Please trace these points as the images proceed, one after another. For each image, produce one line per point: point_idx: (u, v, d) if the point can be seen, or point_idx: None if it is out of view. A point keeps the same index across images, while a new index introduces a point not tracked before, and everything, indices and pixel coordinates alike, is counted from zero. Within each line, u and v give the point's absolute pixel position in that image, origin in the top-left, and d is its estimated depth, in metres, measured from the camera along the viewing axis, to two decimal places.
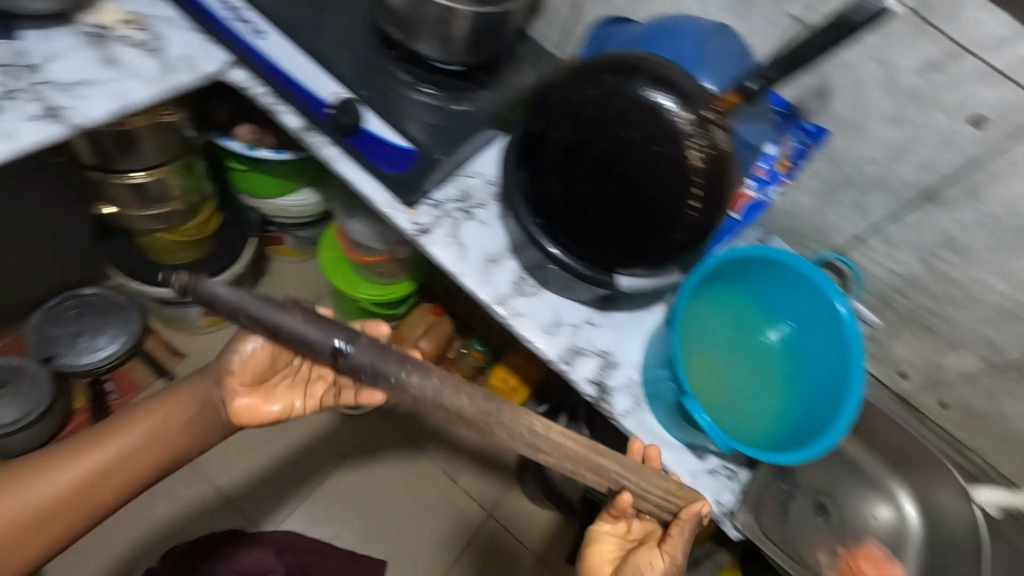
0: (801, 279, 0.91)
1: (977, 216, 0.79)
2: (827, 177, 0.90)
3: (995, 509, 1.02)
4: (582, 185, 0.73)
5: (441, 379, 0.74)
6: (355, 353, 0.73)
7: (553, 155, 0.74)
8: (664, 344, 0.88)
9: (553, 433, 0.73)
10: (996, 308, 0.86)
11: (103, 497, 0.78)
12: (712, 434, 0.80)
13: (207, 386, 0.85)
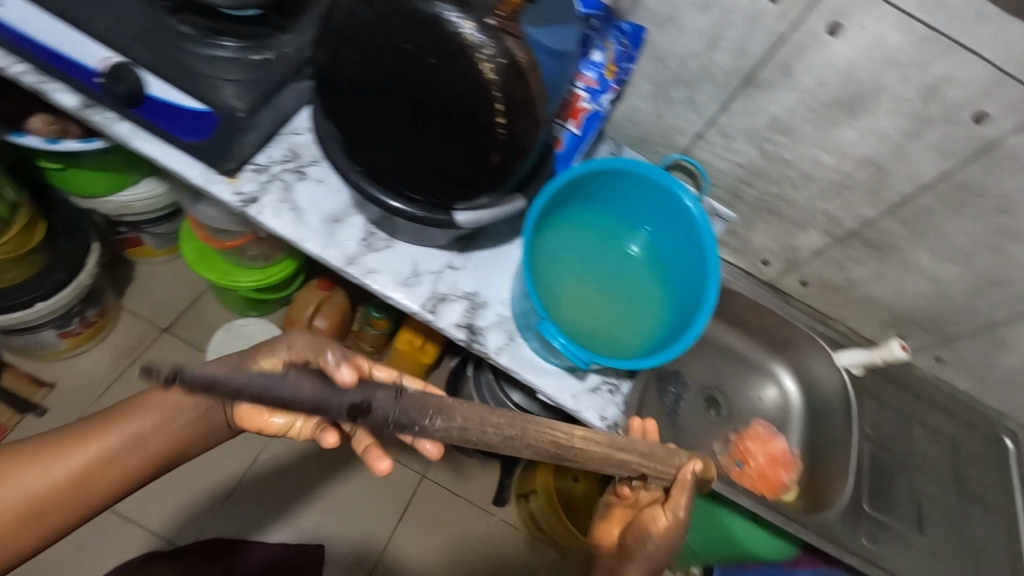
0: (648, 182, 0.91)
1: (795, 95, 0.81)
2: (657, 78, 0.89)
3: (857, 368, 1.10)
4: (384, 119, 0.68)
5: (465, 425, 0.55)
6: (380, 406, 0.52)
7: (349, 91, 0.68)
8: (521, 274, 0.86)
9: (576, 440, 0.60)
10: (828, 183, 0.90)
11: (85, 501, 0.61)
12: (571, 353, 0.79)
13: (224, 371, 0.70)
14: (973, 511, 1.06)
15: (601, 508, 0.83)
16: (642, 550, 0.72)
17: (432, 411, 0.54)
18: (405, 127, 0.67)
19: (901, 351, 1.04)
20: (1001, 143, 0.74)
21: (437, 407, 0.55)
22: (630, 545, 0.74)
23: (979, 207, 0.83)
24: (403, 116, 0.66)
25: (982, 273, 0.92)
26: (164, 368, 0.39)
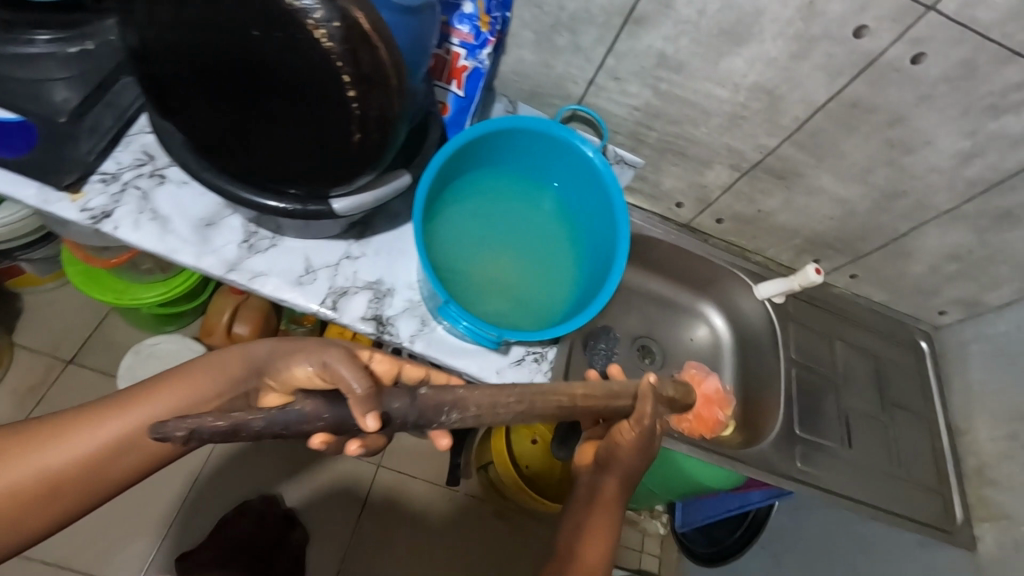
0: (546, 137, 0.86)
1: (679, 28, 0.77)
2: (537, 24, 0.82)
3: (779, 296, 1.10)
4: (230, 113, 0.60)
5: (481, 414, 0.49)
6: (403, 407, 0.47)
7: (176, 84, 0.59)
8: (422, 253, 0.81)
9: (577, 400, 0.58)
10: (726, 117, 0.87)
11: (80, 497, 0.51)
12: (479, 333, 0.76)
13: (251, 350, 0.54)
14: (896, 416, 1.11)
15: (584, 432, 0.83)
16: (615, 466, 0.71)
17: (448, 407, 0.47)
18: (254, 117, 0.60)
19: (816, 276, 1.02)
20: (883, 56, 0.73)
21: (452, 401, 0.48)
22: (603, 458, 0.72)
23: (871, 124, 0.82)
24: (248, 105, 0.59)
25: (881, 189, 0.92)
26: (177, 432, 0.38)
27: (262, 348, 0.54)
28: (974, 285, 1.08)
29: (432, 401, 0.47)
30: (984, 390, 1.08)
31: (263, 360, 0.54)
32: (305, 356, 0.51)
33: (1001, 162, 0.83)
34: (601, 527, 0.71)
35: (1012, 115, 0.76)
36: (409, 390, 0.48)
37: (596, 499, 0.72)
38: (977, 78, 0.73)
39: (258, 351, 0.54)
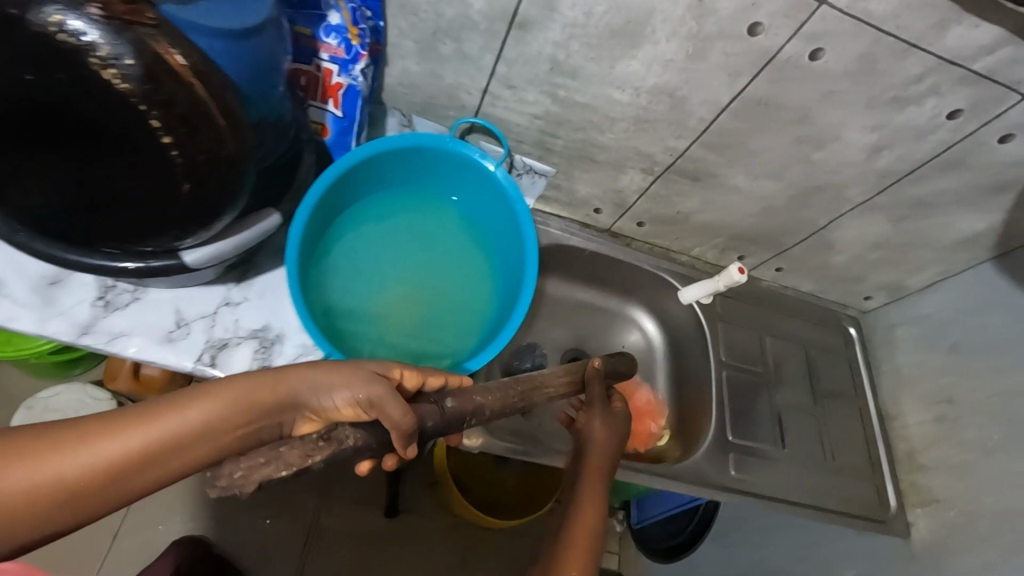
0: (430, 155, 0.78)
1: (568, 31, 0.70)
2: (417, 33, 0.75)
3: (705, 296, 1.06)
4: (42, 197, 0.52)
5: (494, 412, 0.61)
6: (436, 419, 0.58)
7: None
8: (309, 296, 0.72)
9: (556, 383, 0.72)
10: (630, 121, 0.82)
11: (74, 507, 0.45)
12: None
13: (294, 374, 0.56)
14: (831, 406, 1.09)
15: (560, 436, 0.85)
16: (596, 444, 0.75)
17: (469, 414, 0.59)
18: (72, 198, 0.52)
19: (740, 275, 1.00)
20: (781, 53, 0.69)
21: (472, 408, 0.59)
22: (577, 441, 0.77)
23: (778, 122, 0.78)
24: (63, 186, 0.52)
25: (796, 185, 0.89)
26: (251, 485, 0.47)
27: (306, 372, 0.56)
28: (896, 271, 1.07)
29: (456, 413, 0.59)
30: (912, 374, 1.08)
31: (305, 384, 0.56)
32: (349, 385, 0.56)
33: (909, 153, 0.80)
34: (588, 510, 0.69)
35: (916, 106, 0.73)
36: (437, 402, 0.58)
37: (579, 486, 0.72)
38: (878, 72, 0.69)
39: (301, 375, 0.56)
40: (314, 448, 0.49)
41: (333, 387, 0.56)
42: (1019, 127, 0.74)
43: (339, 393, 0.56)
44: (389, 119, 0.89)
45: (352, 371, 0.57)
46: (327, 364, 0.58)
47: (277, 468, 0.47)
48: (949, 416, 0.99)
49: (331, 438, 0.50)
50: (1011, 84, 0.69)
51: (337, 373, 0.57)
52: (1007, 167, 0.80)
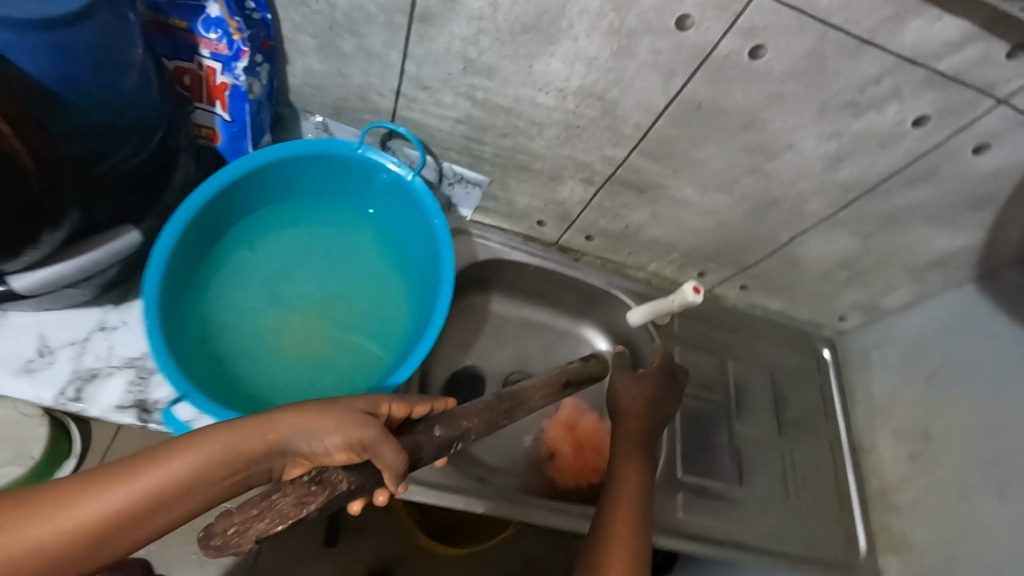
0: (326, 162, 0.71)
1: (475, 25, 0.62)
2: (312, 27, 0.66)
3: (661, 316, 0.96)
4: None
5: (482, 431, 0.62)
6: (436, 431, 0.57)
7: None
8: (187, 336, 0.65)
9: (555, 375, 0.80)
10: (560, 127, 0.73)
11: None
12: None
13: (279, 418, 0.49)
14: (799, 438, 1.00)
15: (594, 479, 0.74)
16: (634, 447, 0.73)
17: (458, 439, 0.59)
18: None
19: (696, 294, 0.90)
20: (718, 50, 0.60)
21: (461, 431, 0.60)
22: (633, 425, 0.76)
23: (724, 128, 0.69)
24: None
25: (750, 198, 0.80)
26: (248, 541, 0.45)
27: (293, 416, 0.50)
28: (870, 291, 0.97)
29: (445, 439, 0.58)
30: (888, 404, 0.99)
31: (289, 430, 0.49)
32: (338, 431, 0.50)
33: (873, 163, 0.71)
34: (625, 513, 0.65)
35: (875, 112, 0.64)
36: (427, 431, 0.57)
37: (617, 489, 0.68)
38: (828, 73, 0.61)
39: (287, 420, 0.49)
40: (307, 493, 0.46)
41: (318, 432, 0.49)
42: (994, 136, 0.65)
43: (326, 440, 0.49)
44: (303, 123, 0.81)
45: (343, 411, 0.51)
46: (315, 404, 0.51)
47: (273, 523, 0.44)
48: (922, 455, 0.91)
49: (323, 482, 0.48)
50: (982, 87, 0.60)
51: (325, 415, 0.50)
52: (984, 181, 0.71)
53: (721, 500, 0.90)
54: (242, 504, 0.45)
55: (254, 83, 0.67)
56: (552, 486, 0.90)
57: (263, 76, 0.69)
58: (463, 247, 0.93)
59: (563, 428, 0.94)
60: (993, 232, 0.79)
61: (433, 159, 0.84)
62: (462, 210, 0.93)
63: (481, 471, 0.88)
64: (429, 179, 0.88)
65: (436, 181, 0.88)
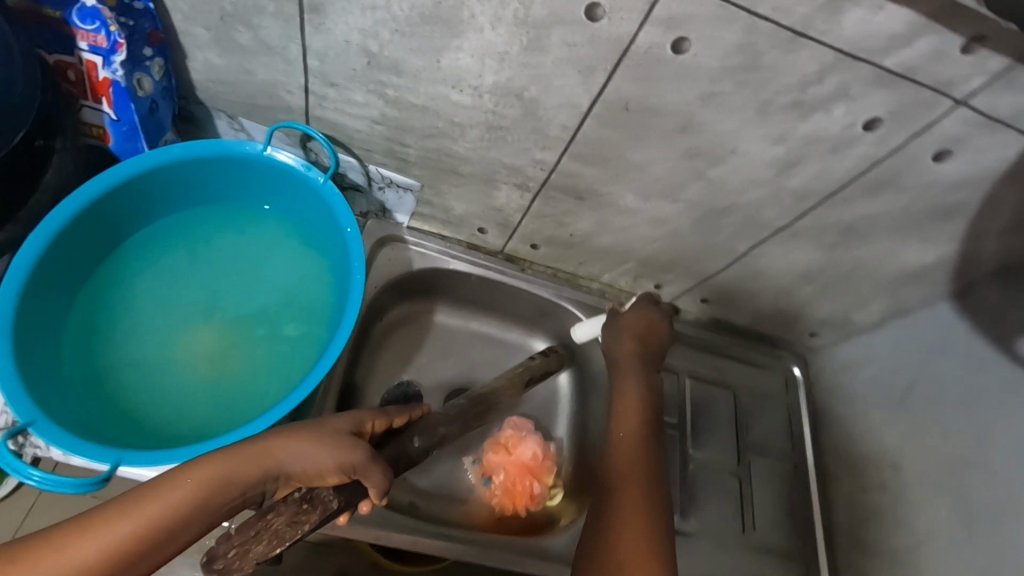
0: (220, 164, 0.67)
1: (371, 15, 0.56)
2: (204, 18, 0.61)
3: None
4: None
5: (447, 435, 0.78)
6: (415, 446, 0.73)
7: None
8: (67, 363, 0.61)
9: (509, 380, 0.88)
10: (482, 128, 0.67)
11: None
12: (154, 463, 0.54)
13: (269, 443, 0.54)
14: (764, 464, 0.92)
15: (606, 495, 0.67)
16: (627, 444, 0.71)
17: (430, 446, 0.75)
18: None
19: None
20: (637, 43, 0.53)
21: (434, 440, 0.76)
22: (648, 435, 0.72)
23: (658, 130, 0.63)
24: None
25: (697, 207, 0.73)
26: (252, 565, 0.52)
27: (282, 441, 0.55)
28: (840, 307, 0.89)
29: (423, 449, 0.74)
30: (859, 427, 0.90)
31: (281, 455, 0.54)
32: (327, 456, 0.56)
33: (825, 170, 0.64)
34: (634, 509, 0.64)
35: (821, 114, 0.57)
36: (404, 440, 0.73)
37: (620, 488, 0.66)
38: (763, 70, 0.54)
39: (278, 445, 0.54)
40: (299, 512, 0.55)
41: (308, 458, 0.55)
42: (956, 140, 0.58)
43: (315, 465, 0.55)
44: (217, 122, 0.76)
45: (331, 435, 0.58)
46: (304, 428, 0.57)
47: (270, 544, 0.52)
48: (892, 486, 0.82)
49: (314, 499, 0.55)
50: (937, 85, 0.53)
51: (312, 440, 0.56)
52: (947, 193, 0.65)
53: None
54: (241, 528, 0.53)
55: (141, 79, 0.62)
56: (489, 513, 0.86)
57: (155, 71, 0.63)
58: (398, 255, 0.88)
59: (505, 453, 0.87)
60: (965, 246, 0.72)
61: (358, 162, 0.78)
62: (399, 216, 0.88)
63: (417, 497, 0.85)
64: (358, 183, 0.82)
65: (365, 185, 0.82)
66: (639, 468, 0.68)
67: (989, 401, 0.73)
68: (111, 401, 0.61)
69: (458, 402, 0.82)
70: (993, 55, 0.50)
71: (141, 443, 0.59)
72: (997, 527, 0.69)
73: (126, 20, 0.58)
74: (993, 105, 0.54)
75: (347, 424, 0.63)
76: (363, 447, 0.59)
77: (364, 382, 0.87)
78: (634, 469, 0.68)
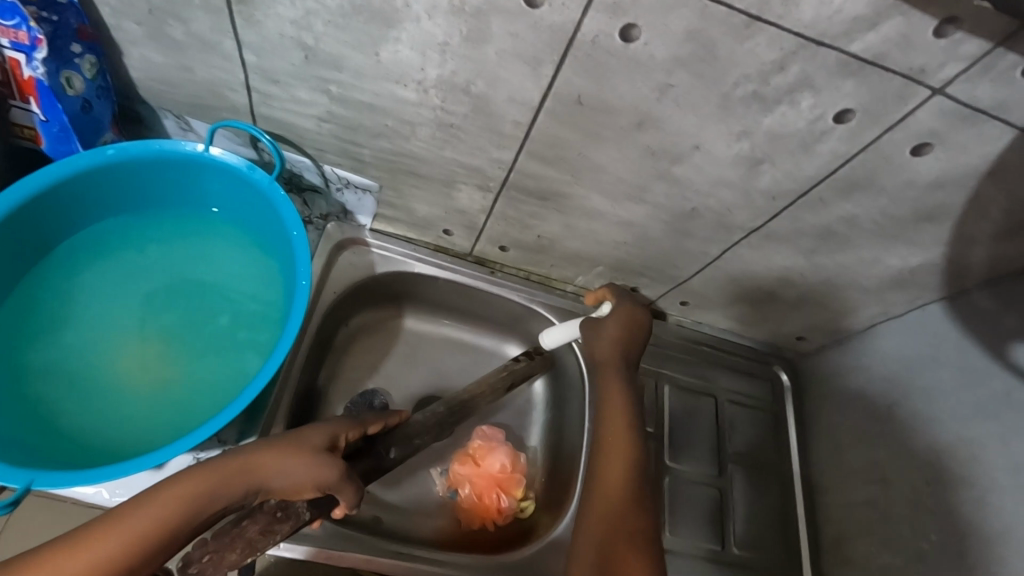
0: (156, 166, 0.66)
1: (301, 6, 0.52)
2: (133, 12, 0.57)
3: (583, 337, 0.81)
4: None
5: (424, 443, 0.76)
6: (393, 457, 0.73)
7: None
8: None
9: (490, 385, 0.84)
10: (433, 126, 0.63)
11: None
12: (81, 480, 0.52)
13: (250, 459, 0.55)
14: (748, 475, 0.88)
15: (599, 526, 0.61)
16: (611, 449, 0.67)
17: (400, 455, 0.73)
18: None
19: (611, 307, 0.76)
20: (583, 31, 0.49)
21: (410, 449, 0.74)
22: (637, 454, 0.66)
23: (616, 126, 0.59)
24: None
25: (666, 208, 0.69)
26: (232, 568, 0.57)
27: (263, 456, 0.56)
28: (826, 312, 0.84)
29: (399, 459, 0.73)
30: (847, 438, 0.85)
31: (261, 471, 0.55)
32: (306, 473, 0.57)
33: (796, 168, 0.60)
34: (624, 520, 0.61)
35: (787, 107, 0.53)
36: (381, 447, 0.72)
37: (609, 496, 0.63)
38: (720, 59, 0.50)
39: (259, 461, 0.55)
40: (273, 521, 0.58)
41: (288, 474, 0.56)
42: (935, 134, 0.53)
43: (294, 482, 0.57)
44: (165, 121, 0.73)
45: (308, 450, 0.58)
46: (283, 443, 0.57)
47: (245, 553, 0.57)
48: (880, 502, 0.78)
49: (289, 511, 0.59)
50: (911, 74, 0.48)
51: (292, 457, 0.57)
52: (928, 192, 0.60)
53: None
54: (217, 535, 0.57)
55: (70, 77, 0.58)
56: (458, 526, 0.81)
57: (87, 69, 0.59)
58: (360, 259, 0.85)
59: (473, 464, 0.82)
60: (955, 247, 0.67)
61: (312, 162, 0.74)
62: (362, 218, 0.84)
63: (382, 511, 0.80)
64: (316, 184, 0.79)
65: (323, 187, 0.79)
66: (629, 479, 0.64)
67: (981, 414, 0.68)
68: (44, 415, 0.59)
69: (439, 409, 0.79)
70: (969, 40, 0.45)
71: (67, 459, 0.57)
72: (988, 548, 0.65)
73: (49, 14, 0.55)
74: (973, 94, 0.49)
75: (323, 434, 0.62)
76: (339, 463, 0.60)
77: (327, 391, 0.84)
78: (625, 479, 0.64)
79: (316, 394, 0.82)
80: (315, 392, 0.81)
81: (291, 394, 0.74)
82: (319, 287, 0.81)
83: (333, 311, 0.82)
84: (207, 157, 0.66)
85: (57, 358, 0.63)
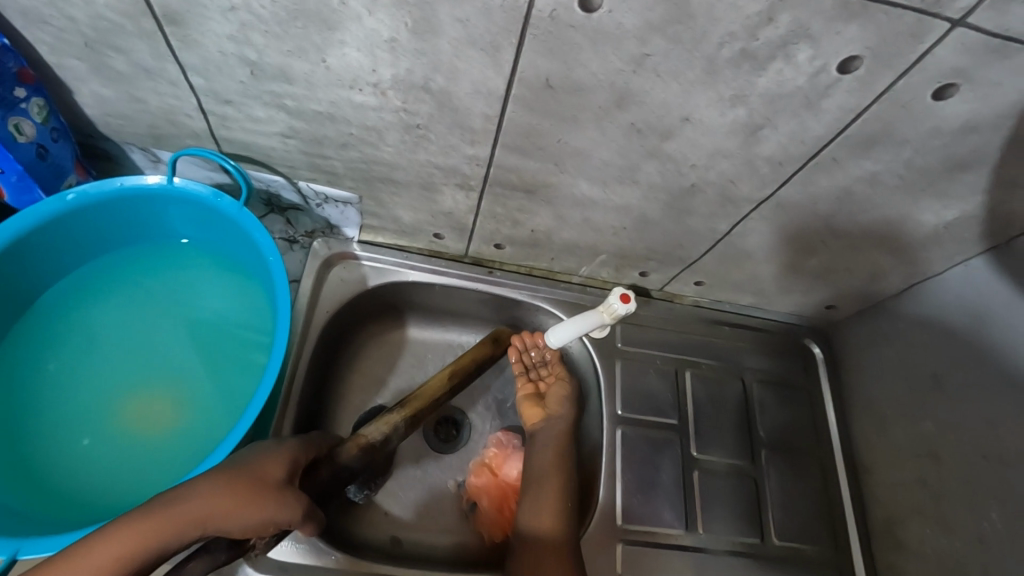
0: (122, 204, 0.64)
1: (234, 18, 0.48)
2: (70, 47, 0.53)
3: (600, 329, 0.75)
4: None
5: (398, 438, 0.70)
6: (356, 469, 0.66)
7: None
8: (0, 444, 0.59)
9: (416, 403, 0.72)
10: (399, 129, 0.59)
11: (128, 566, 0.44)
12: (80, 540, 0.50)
13: (206, 505, 0.48)
14: (784, 460, 0.82)
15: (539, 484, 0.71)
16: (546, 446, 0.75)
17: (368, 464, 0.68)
18: None
19: (626, 304, 0.68)
20: (538, 6, 0.44)
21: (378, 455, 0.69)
22: (558, 442, 0.75)
23: (594, 106, 0.53)
24: None
25: (662, 186, 0.63)
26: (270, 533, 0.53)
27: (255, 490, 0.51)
28: (853, 279, 0.77)
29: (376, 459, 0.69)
30: (889, 412, 0.78)
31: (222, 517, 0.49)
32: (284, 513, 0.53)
33: (802, 129, 0.54)
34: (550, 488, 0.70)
35: (782, 62, 0.47)
36: (363, 462, 0.67)
37: (545, 471, 0.72)
38: (697, 19, 0.44)
39: (220, 506, 0.49)
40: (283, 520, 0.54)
41: (251, 517, 0.50)
42: (959, 73, 0.46)
43: (256, 525, 0.51)
44: (132, 155, 0.70)
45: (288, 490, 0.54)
46: (244, 480, 0.51)
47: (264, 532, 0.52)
48: (932, 481, 0.71)
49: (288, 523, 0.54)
50: (923, 7, 0.41)
51: (259, 502, 0.51)
52: (958, 138, 0.53)
53: (674, 553, 0.74)
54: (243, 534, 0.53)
55: (19, 124, 0.56)
56: (480, 541, 0.77)
57: (36, 113, 0.58)
58: (350, 273, 0.81)
59: (490, 474, 0.80)
60: (994, 196, 0.59)
61: (286, 179, 0.71)
62: (348, 231, 0.81)
63: (399, 527, 0.77)
64: (295, 202, 0.75)
65: (302, 204, 0.76)
66: (566, 472, 0.72)
67: None
68: (54, 479, 0.59)
69: (389, 437, 0.69)
70: None
71: (74, 520, 0.56)
72: None
73: None
74: (1002, 23, 0.42)
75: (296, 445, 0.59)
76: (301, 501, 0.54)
77: (332, 412, 0.81)
78: (557, 484, 0.71)
79: (320, 418, 0.79)
80: (319, 416, 0.79)
81: (292, 422, 0.72)
82: (311, 308, 0.77)
83: (329, 330, 0.79)
84: (173, 189, 0.64)
85: (54, 421, 0.62)
